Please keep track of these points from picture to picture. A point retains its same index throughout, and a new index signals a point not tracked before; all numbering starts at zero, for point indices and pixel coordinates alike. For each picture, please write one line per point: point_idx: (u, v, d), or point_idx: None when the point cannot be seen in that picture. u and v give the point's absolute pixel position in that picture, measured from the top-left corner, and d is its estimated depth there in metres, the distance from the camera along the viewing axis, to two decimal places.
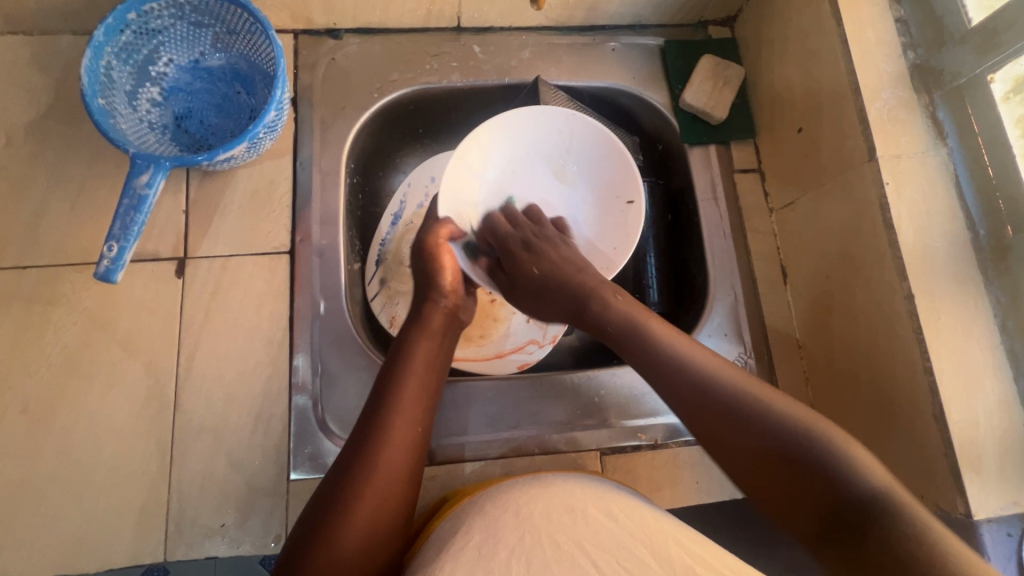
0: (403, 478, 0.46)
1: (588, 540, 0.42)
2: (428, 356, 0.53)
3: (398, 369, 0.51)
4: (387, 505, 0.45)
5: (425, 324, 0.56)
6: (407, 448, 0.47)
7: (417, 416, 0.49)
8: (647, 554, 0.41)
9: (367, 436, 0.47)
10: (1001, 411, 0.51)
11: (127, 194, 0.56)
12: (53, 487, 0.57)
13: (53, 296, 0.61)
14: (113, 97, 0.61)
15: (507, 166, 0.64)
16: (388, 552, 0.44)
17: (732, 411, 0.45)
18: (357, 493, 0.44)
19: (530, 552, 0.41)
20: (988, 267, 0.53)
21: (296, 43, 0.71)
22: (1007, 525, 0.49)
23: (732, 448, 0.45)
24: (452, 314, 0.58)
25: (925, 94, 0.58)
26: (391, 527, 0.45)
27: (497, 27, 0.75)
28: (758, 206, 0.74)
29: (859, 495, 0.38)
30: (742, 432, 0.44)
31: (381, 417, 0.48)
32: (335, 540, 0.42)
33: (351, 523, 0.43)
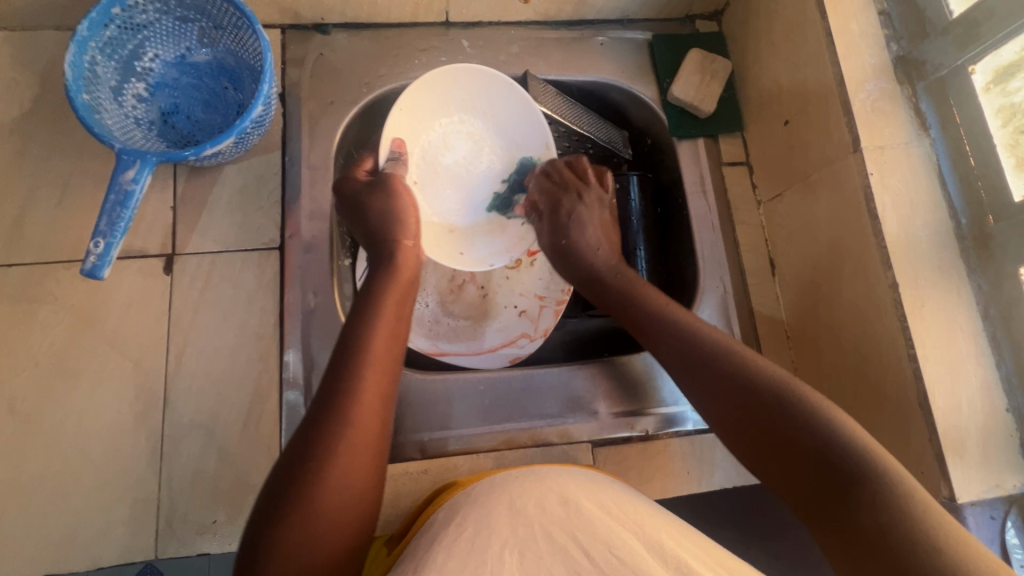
0: (378, 432, 0.47)
1: (581, 531, 0.42)
2: (395, 308, 0.54)
3: (365, 321, 0.52)
4: (366, 458, 0.45)
5: (393, 273, 0.57)
6: (382, 399, 0.48)
7: (388, 366, 0.50)
8: (640, 546, 0.42)
9: (341, 387, 0.47)
10: (984, 397, 0.51)
11: (113, 189, 0.55)
12: (42, 486, 0.56)
13: (39, 294, 0.60)
14: (98, 91, 0.61)
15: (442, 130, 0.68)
16: (366, 509, 0.45)
17: (720, 368, 0.50)
18: (337, 447, 0.44)
19: (523, 545, 0.41)
20: (970, 255, 0.54)
21: (283, 38, 0.71)
22: (991, 508, 0.50)
23: (714, 394, 0.50)
24: (417, 265, 0.59)
25: (908, 86, 0.58)
26: (365, 478, 0.45)
27: (486, 22, 0.75)
28: (746, 199, 0.75)
29: (854, 471, 0.41)
30: (738, 385, 0.49)
31: (354, 367, 0.48)
32: (315, 497, 0.42)
33: (331, 476, 0.43)
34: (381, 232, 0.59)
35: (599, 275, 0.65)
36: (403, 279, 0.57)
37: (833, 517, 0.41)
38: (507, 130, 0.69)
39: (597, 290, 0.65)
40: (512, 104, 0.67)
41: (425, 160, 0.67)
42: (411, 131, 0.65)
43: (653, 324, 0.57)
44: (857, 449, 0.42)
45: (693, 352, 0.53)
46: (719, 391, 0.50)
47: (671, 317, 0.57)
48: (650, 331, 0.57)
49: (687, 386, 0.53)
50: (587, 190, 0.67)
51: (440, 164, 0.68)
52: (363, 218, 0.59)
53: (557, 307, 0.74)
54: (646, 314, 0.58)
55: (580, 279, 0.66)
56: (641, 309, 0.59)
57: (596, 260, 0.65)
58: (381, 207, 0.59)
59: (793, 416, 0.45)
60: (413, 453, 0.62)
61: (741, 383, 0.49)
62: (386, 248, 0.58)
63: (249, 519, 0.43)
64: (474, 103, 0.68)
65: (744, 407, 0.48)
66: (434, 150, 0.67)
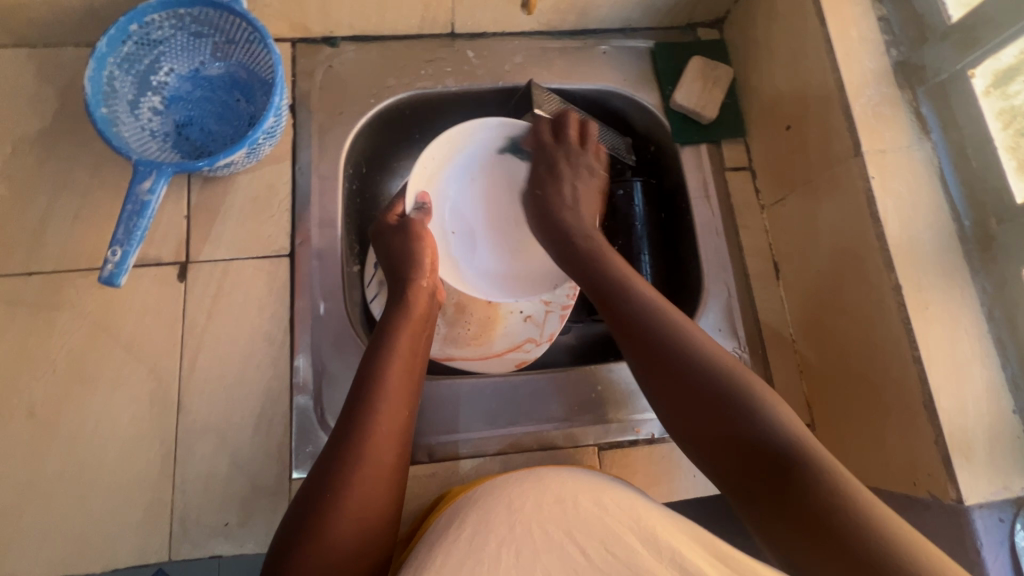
0: (392, 469, 0.48)
1: (577, 528, 0.43)
2: (409, 345, 0.55)
3: (379, 357, 0.53)
4: (378, 492, 0.46)
5: (405, 314, 0.57)
6: (395, 436, 0.49)
7: (401, 406, 0.50)
8: (635, 537, 0.42)
9: (353, 423, 0.48)
10: (990, 399, 0.51)
11: (130, 200, 0.57)
12: (60, 488, 0.58)
13: (58, 301, 0.62)
14: (116, 105, 0.63)
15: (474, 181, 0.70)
16: (378, 543, 0.45)
17: (674, 363, 0.50)
18: (348, 483, 0.45)
19: (519, 542, 0.42)
20: (974, 257, 0.55)
21: (294, 51, 0.73)
22: (999, 510, 0.50)
23: (682, 402, 0.48)
24: (430, 304, 0.60)
25: (908, 90, 0.59)
26: (379, 516, 0.46)
27: (490, 33, 0.76)
28: (750, 203, 0.75)
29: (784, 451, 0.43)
30: (693, 390, 0.48)
31: (366, 405, 0.49)
32: (328, 535, 0.43)
33: (342, 509, 0.44)
34: (396, 268, 0.60)
35: (596, 258, 0.61)
36: (416, 317, 0.57)
37: (790, 513, 0.40)
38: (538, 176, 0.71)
39: (581, 271, 0.61)
40: (538, 155, 0.69)
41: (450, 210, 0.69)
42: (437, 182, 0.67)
43: (590, 271, 0.60)
44: (788, 436, 0.44)
45: (666, 346, 0.51)
46: (652, 376, 0.51)
47: (629, 293, 0.56)
48: (620, 314, 0.55)
49: (649, 390, 0.51)
50: (562, 149, 0.69)
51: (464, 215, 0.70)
52: (385, 250, 0.63)
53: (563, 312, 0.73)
54: (595, 275, 0.60)
55: (556, 239, 0.65)
56: (631, 304, 0.55)
57: (580, 238, 0.64)
58: (397, 244, 0.61)
59: (759, 435, 0.44)
60: (422, 457, 0.63)
61: (662, 347, 0.51)
62: (399, 287, 0.59)
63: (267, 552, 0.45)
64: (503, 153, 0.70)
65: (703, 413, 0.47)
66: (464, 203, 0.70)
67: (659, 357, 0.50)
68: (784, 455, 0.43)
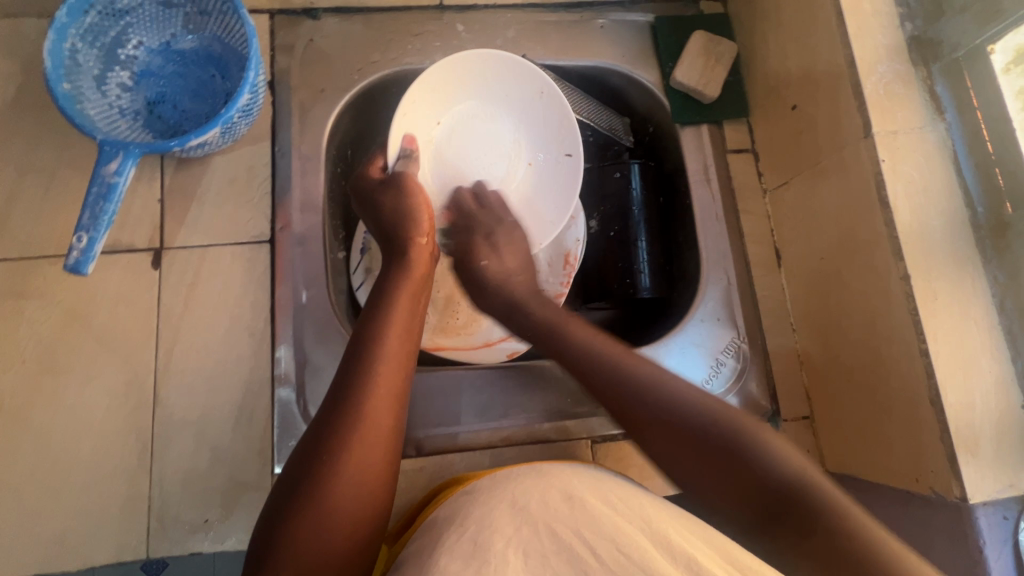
0: (395, 429, 0.46)
1: (586, 526, 0.41)
2: (409, 305, 0.52)
3: (378, 318, 0.50)
4: (379, 453, 0.44)
5: (405, 270, 0.55)
6: (397, 397, 0.47)
7: (404, 362, 0.48)
8: (645, 539, 0.41)
9: (357, 377, 0.46)
10: (999, 394, 0.49)
11: (96, 182, 0.54)
12: (31, 484, 0.55)
13: (26, 289, 0.59)
14: (80, 81, 0.58)
15: (455, 124, 0.66)
16: (379, 509, 0.43)
17: (630, 399, 0.47)
18: (348, 445, 0.43)
19: (526, 543, 0.41)
20: (986, 245, 0.52)
21: (272, 23, 0.68)
22: (1003, 508, 0.48)
23: (668, 438, 0.45)
24: (430, 261, 0.57)
25: (922, 68, 0.56)
26: (381, 479, 0.44)
27: (481, 6, 0.72)
28: (752, 186, 0.72)
29: (794, 481, 0.41)
30: (655, 420, 0.45)
31: (365, 365, 0.46)
32: (329, 494, 0.41)
33: (342, 470, 0.42)
34: (394, 221, 0.57)
35: (507, 279, 0.61)
36: (415, 274, 0.55)
37: (786, 531, 0.40)
38: (521, 111, 0.67)
39: (508, 317, 0.60)
40: (523, 88, 0.65)
41: (438, 149, 0.65)
42: (421, 118, 0.63)
43: (556, 348, 0.54)
44: (790, 469, 0.41)
45: (626, 377, 0.48)
46: (617, 408, 0.48)
47: (571, 336, 0.53)
48: (563, 350, 0.53)
49: (614, 415, 0.48)
50: (484, 224, 0.64)
51: (450, 157, 0.66)
52: (377, 203, 0.58)
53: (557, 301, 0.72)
54: (559, 351, 0.53)
55: (502, 314, 0.61)
56: (571, 344, 0.53)
57: (499, 299, 0.61)
58: (393, 196, 0.57)
59: (736, 449, 0.43)
60: (410, 450, 0.61)
61: (637, 391, 0.47)
62: (397, 242, 0.57)
63: (263, 511, 0.42)
64: (482, 85, 0.65)
65: (668, 436, 0.45)
66: (446, 147, 0.66)
67: (630, 412, 0.47)
68: (784, 495, 0.40)
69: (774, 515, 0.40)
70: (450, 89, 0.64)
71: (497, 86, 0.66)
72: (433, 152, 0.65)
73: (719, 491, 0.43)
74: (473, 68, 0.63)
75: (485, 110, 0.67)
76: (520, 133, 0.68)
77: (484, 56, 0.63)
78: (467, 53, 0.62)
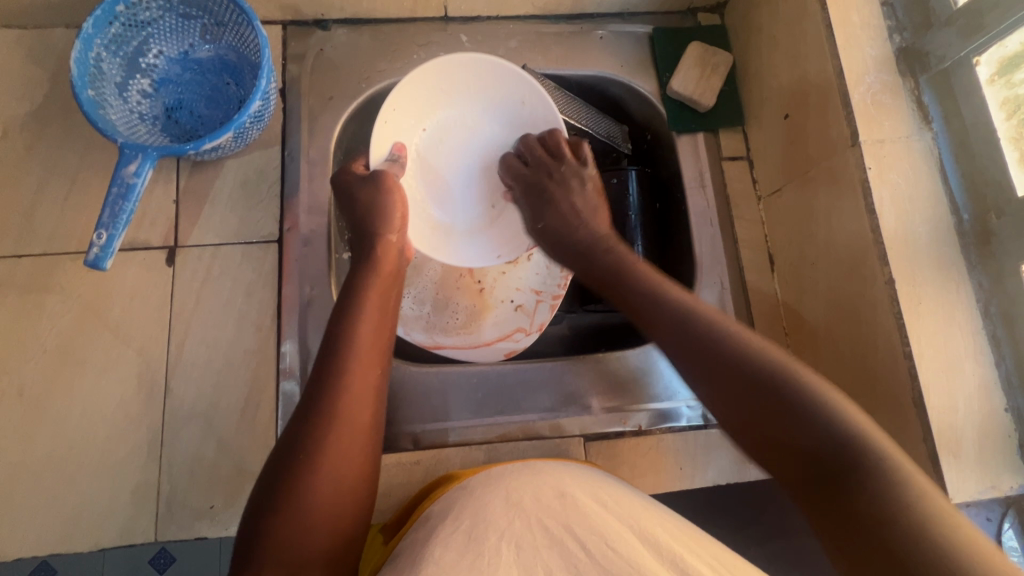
0: (367, 428, 0.47)
1: (576, 523, 0.44)
2: (377, 304, 0.53)
3: (346, 320, 0.51)
4: (350, 455, 0.45)
5: (374, 271, 0.56)
6: (366, 397, 0.48)
7: (373, 363, 0.50)
8: (633, 536, 0.43)
9: (326, 380, 0.47)
10: (982, 396, 0.50)
11: (116, 182, 0.57)
12: (48, 468, 0.58)
13: (47, 284, 0.62)
14: (103, 88, 0.62)
15: (441, 130, 0.68)
16: (354, 509, 0.45)
17: (710, 348, 0.47)
18: (318, 451, 0.44)
19: (519, 536, 0.43)
20: (971, 251, 0.53)
21: (285, 34, 0.72)
22: (987, 510, 0.50)
23: (689, 359, 0.48)
24: (400, 261, 0.58)
25: (910, 78, 0.57)
26: (356, 479, 0.45)
27: (484, 17, 0.75)
28: (746, 193, 0.74)
29: (839, 442, 0.39)
30: (722, 365, 0.46)
31: (332, 369, 0.47)
32: (304, 498, 0.42)
33: (314, 475, 0.43)
34: (364, 222, 0.58)
35: (574, 233, 0.65)
36: (385, 273, 0.56)
37: (838, 513, 0.38)
38: (508, 113, 0.69)
39: (586, 266, 0.63)
40: (509, 89, 0.67)
41: (424, 157, 0.68)
42: (405, 127, 0.65)
43: (614, 288, 0.58)
44: (845, 427, 0.40)
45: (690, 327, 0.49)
46: (683, 363, 0.48)
47: (635, 276, 0.57)
48: (630, 289, 0.56)
49: (676, 357, 0.49)
50: (560, 168, 0.66)
51: (440, 162, 0.69)
52: (350, 204, 0.60)
53: (553, 302, 0.74)
54: (616, 290, 0.58)
55: (571, 254, 0.65)
56: (642, 286, 0.55)
57: (585, 236, 0.64)
58: (366, 198, 0.59)
59: (783, 394, 0.42)
60: (406, 444, 0.63)
61: (696, 336, 0.48)
62: (367, 242, 0.58)
63: (245, 513, 0.44)
64: (469, 90, 0.68)
65: (711, 368, 0.46)
66: (433, 154, 0.69)
67: (693, 348, 0.48)
68: (844, 449, 0.39)
69: (826, 486, 0.39)
70: (439, 91, 0.66)
71: (480, 91, 0.68)
72: (419, 159, 0.68)
73: (793, 453, 0.41)
74: (457, 73, 0.65)
75: (472, 115, 0.69)
76: (507, 135, 0.70)
77: (467, 62, 0.65)
78: (449, 58, 0.64)
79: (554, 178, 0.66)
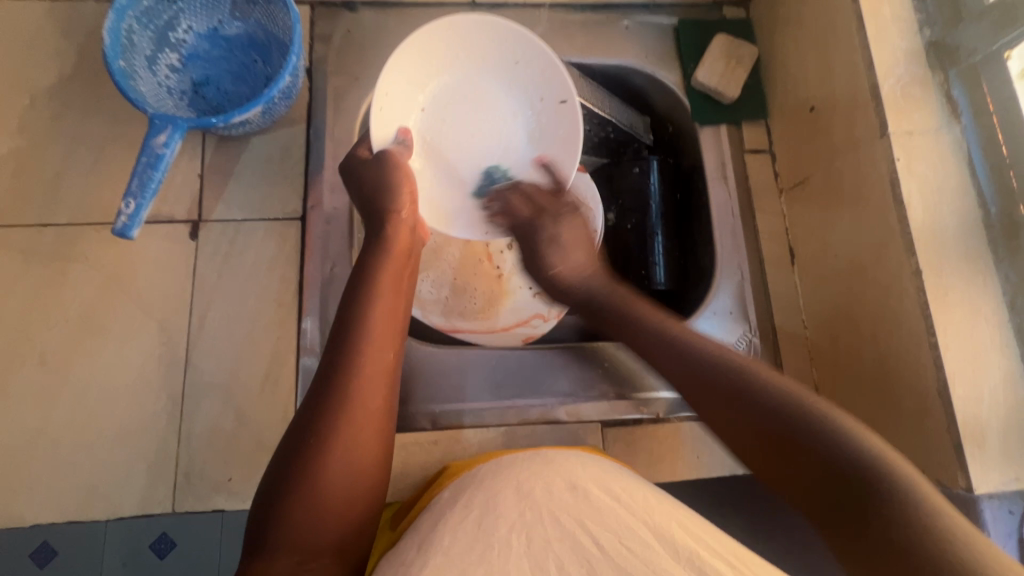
0: (379, 411, 0.47)
1: (589, 518, 0.43)
2: (391, 288, 0.53)
3: (360, 304, 0.50)
4: (365, 439, 0.45)
5: (387, 254, 0.54)
6: (379, 380, 0.48)
7: (385, 348, 0.49)
8: (648, 533, 0.43)
9: (341, 364, 0.47)
10: (1008, 390, 0.50)
11: (145, 152, 0.57)
12: (67, 436, 0.58)
13: (71, 254, 0.62)
14: (134, 60, 0.62)
15: (437, 101, 0.64)
16: (368, 494, 0.45)
17: (726, 389, 0.50)
18: (333, 434, 0.44)
19: (530, 529, 0.43)
20: (999, 244, 0.53)
21: (313, 14, 0.72)
22: (1008, 502, 0.49)
23: (686, 382, 0.54)
24: (413, 241, 0.57)
25: (940, 71, 0.57)
26: (370, 463, 0.46)
27: (511, 4, 0.75)
28: (768, 186, 0.74)
29: (859, 471, 0.41)
30: (755, 407, 0.48)
31: (348, 354, 0.47)
32: (320, 482, 0.43)
33: (329, 460, 0.43)
34: (374, 205, 0.56)
35: (566, 288, 0.68)
36: (397, 252, 0.55)
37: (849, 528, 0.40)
38: (503, 70, 0.64)
39: (585, 304, 0.67)
40: (500, 43, 0.62)
41: (425, 132, 0.63)
42: (402, 104, 0.61)
43: (619, 326, 0.62)
44: (872, 455, 0.41)
45: (694, 365, 0.54)
46: (696, 401, 0.53)
47: (634, 311, 0.62)
48: (639, 328, 0.60)
49: (694, 404, 0.53)
50: (552, 207, 0.66)
51: (441, 136, 0.64)
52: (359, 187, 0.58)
53: None
54: (624, 330, 0.62)
55: (581, 309, 0.67)
56: (643, 329, 0.60)
57: (595, 282, 0.67)
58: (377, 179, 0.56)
59: (802, 426, 0.45)
60: (425, 423, 0.64)
61: (716, 378, 0.51)
62: (379, 224, 0.56)
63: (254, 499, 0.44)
64: (459, 53, 0.63)
65: (711, 404, 0.51)
66: (432, 128, 0.64)
67: (713, 390, 0.51)
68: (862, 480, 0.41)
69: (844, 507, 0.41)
70: (429, 61, 0.62)
71: (466, 54, 0.63)
72: (419, 133, 0.63)
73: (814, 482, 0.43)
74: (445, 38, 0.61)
75: (466, 79, 0.64)
76: (506, 94, 0.65)
77: (447, 25, 0.60)
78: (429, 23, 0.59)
79: (550, 224, 0.66)
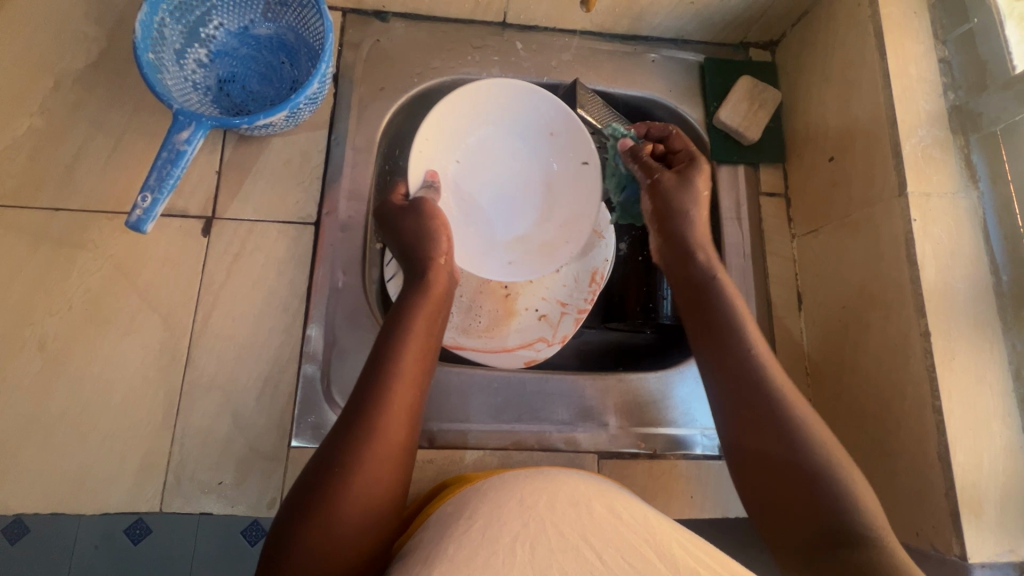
0: (403, 444, 0.47)
1: (593, 534, 0.41)
2: (426, 326, 0.53)
3: (394, 336, 0.51)
4: (387, 467, 0.45)
5: (423, 293, 0.55)
6: (405, 420, 0.47)
7: (416, 383, 0.49)
8: (650, 553, 0.41)
9: (371, 394, 0.47)
10: (1006, 459, 0.51)
11: (166, 147, 0.57)
12: (60, 425, 0.58)
13: (81, 240, 0.62)
14: (163, 53, 0.62)
15: (468, 157, 0.68)
16: (384, 522, 0.44)
17: (785, 434, 0.47)
18: (362, 455, 0.44)
19: (532, 538, 0.41)
20: (1007, 313, 0.53)
21: (344, 21, 0.72)
22: (1000, 571, 0.50)
23: (756, 430, 0.48)
24: (449, 283, 0.58)
25: (961, 136, 0.58)
26: (388, 498, 0.45)
27: (541, 27, 0.76)
28: (781, 230, 0.74)
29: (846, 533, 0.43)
30: (784, 469, 0.46)
31: (376, 390, 0.47)
32: (337, 513, 0.42)
33: (351, 489, 0.43)
34: (413, 246, 0.58)
35: (692, 255, 0.58)
36: (434, 294, 0.55)
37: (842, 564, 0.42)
38: (530, 132, 0.69)
39: (679, 265, 0.59)
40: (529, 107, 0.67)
41: (458, 186, 0.68)
42: (438, 158, 0.66)
43: (708, 310, 0.55)
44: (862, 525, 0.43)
45: (768, 397, 0.49)
46: (753, 409, 0.49)
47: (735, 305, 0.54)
48: (719, 313, 0.54)
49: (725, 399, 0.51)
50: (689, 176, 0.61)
51: (474, 190, 0.69)
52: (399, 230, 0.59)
53: (579, 315, 0.74)
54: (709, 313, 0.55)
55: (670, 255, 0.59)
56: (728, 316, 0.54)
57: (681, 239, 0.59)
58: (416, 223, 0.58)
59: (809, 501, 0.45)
60: (422, 440, 0.63)
61: (773, 411, 0.48)
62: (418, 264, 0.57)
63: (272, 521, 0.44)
64: (489, 116, 0.68)
65: (768, 456, 0.47)
66: (464, 180, 0.69)
67: (762, 423, 0.48)
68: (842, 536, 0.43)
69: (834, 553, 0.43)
70: (465, 126, 0.67)
71: (496, 115, 0.68)
72: (455, 187, 0.67)
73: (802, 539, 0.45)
74: (478, 100, 0.66)
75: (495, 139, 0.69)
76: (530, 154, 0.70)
77: (478, 91, 0.65)
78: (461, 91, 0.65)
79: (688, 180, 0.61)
